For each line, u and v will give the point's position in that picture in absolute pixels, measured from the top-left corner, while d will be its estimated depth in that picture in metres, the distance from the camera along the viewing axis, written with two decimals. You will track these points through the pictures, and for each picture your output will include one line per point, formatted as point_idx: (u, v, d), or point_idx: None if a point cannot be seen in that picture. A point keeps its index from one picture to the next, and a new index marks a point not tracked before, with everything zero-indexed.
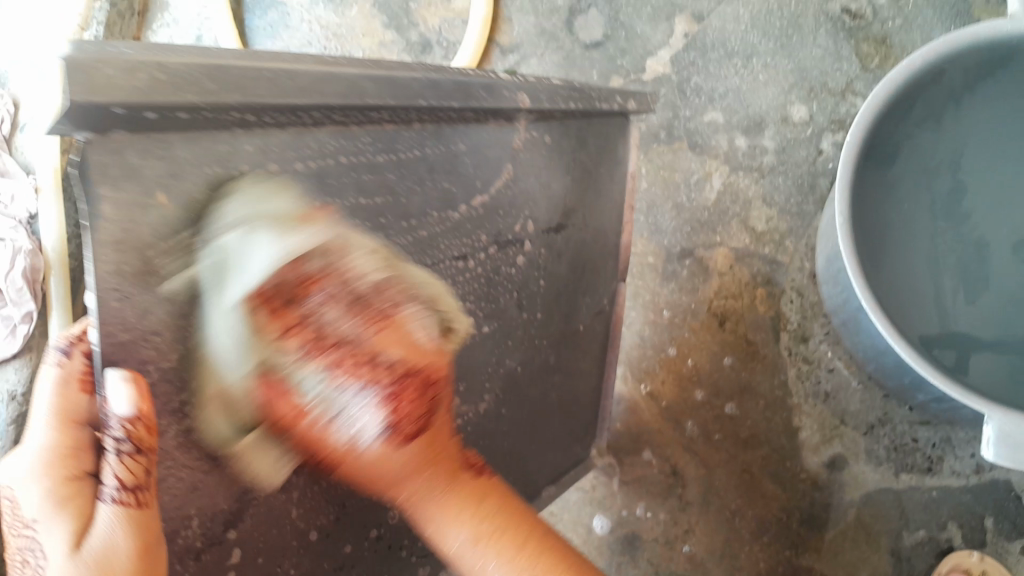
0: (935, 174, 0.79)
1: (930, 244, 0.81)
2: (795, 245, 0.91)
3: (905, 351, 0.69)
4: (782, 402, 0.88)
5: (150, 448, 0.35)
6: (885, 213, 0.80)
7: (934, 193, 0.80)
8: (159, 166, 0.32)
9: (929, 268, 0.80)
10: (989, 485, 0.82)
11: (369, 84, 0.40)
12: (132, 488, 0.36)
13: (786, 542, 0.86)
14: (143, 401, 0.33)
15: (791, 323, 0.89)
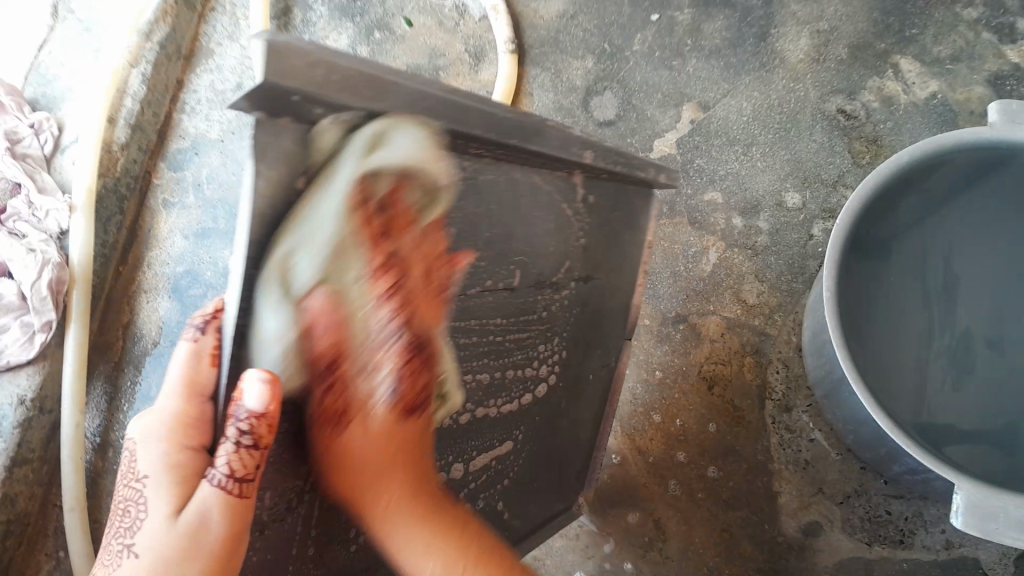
0: (910, 272, 0.86)
1: (908, 337, 0.86)
2: (783, 320, 0.97)
3: (883, 421, 0.73)
4: (763, 466, 0.92)
5: (264, 446, 0.44)
6: (867, 306, 0.86)
7: (912, 290, 0.87)
8: (292, 142, 0.40)
9: (909, 359, 0.85)
10: (958, 561, 0.85)
11: (456, 108, 0.48)
12: (237, 478, 0.44)
13: None
14: (271, 401, 0.42)
15: (776, 392, 0.94)
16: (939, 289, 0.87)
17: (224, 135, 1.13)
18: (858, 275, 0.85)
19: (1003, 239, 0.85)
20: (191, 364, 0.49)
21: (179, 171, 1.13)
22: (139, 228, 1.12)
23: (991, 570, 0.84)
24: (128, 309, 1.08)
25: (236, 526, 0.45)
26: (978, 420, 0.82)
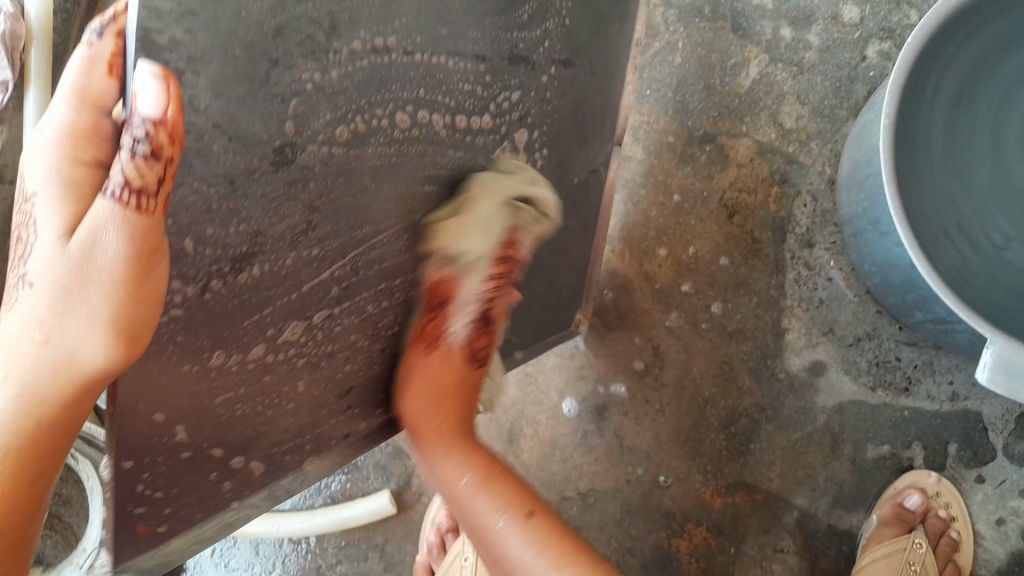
0: (947, 117, 0.75)
1: (927, 192, 0.74)
2: (820, 148, 0.88)
3: (925, 266, 0.66)
4: (774, 302, 0.87)
5: (170, 156, 0.34)
6: (906, 159, 0.72)
7: (930, 140, 0.74)
8: None
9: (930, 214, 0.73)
10: (960, 414, 0.83)
11: None
12: (134, 194, 0.34)
13: (752, 437, 0.86)
14: (173, 105, 0.32)
15: (799, 226, 0.88)
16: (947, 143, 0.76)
17: None
18: (906, 120, 0.71)
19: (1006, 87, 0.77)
20: (84, 69, 0.37)
21: None
22: None
23: (991, 425, 0.83)
24: None
25: (142, 252, 0.36)
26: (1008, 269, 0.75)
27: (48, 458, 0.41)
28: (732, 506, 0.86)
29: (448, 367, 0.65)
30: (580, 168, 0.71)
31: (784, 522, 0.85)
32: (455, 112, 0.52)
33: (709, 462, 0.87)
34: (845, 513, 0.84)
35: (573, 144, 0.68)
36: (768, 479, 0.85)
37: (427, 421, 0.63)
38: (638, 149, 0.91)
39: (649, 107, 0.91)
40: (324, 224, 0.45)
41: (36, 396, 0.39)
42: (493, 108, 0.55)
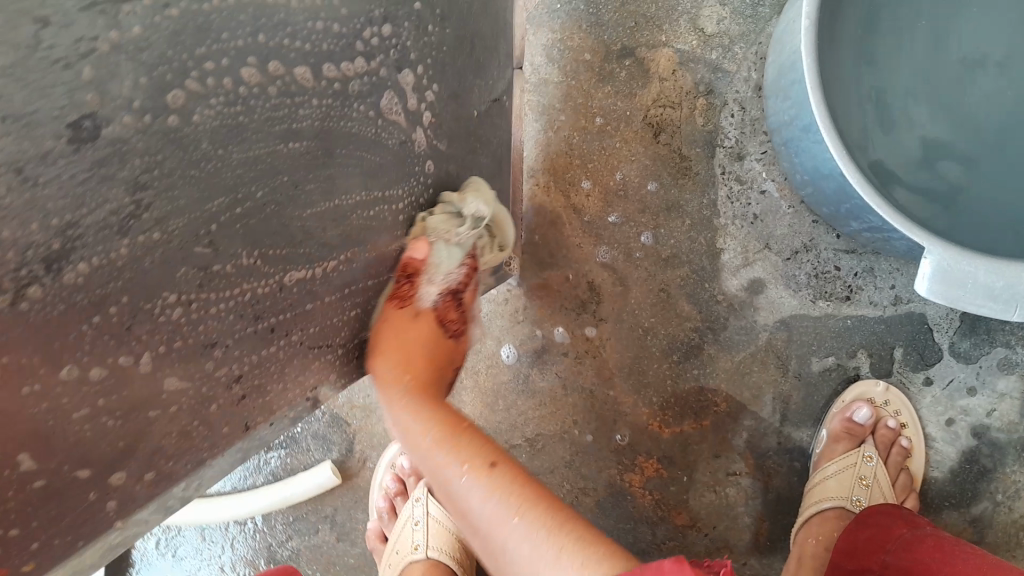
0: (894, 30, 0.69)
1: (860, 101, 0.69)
2: (744, 52, 0.83)
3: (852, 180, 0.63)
4: (707, 222, 0.83)
5: None
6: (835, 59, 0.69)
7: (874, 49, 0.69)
8: None
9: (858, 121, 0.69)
10: (905, 317, 0.81)
11: None
12: None
13: (695, 363, 0.83)
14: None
15: (728, 139, 0.83)
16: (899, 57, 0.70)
17: None
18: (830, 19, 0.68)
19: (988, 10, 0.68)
20: None
21: None
22: None
23: (936, 325, 0.80)
24: None
25: None
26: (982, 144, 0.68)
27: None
28: (682, 435, 0.83)
29: (428, 324, 0.67)
30: (481, 99, 0.68)
31: (734, 445, 0.83)
32: (318, 55, 0.45)
33: (654, 394, 0.84)
34: (794, 431, 0.82)
35: (458, 72, 0.63)
36: (715, 403, 0.83)
37: (391, 364, 0.62)
38: (554, 72, 0.85)
39: (561, 24, 0.84)
40: (158, 205, 0.38)
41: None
42: (357, 46, 0.49)
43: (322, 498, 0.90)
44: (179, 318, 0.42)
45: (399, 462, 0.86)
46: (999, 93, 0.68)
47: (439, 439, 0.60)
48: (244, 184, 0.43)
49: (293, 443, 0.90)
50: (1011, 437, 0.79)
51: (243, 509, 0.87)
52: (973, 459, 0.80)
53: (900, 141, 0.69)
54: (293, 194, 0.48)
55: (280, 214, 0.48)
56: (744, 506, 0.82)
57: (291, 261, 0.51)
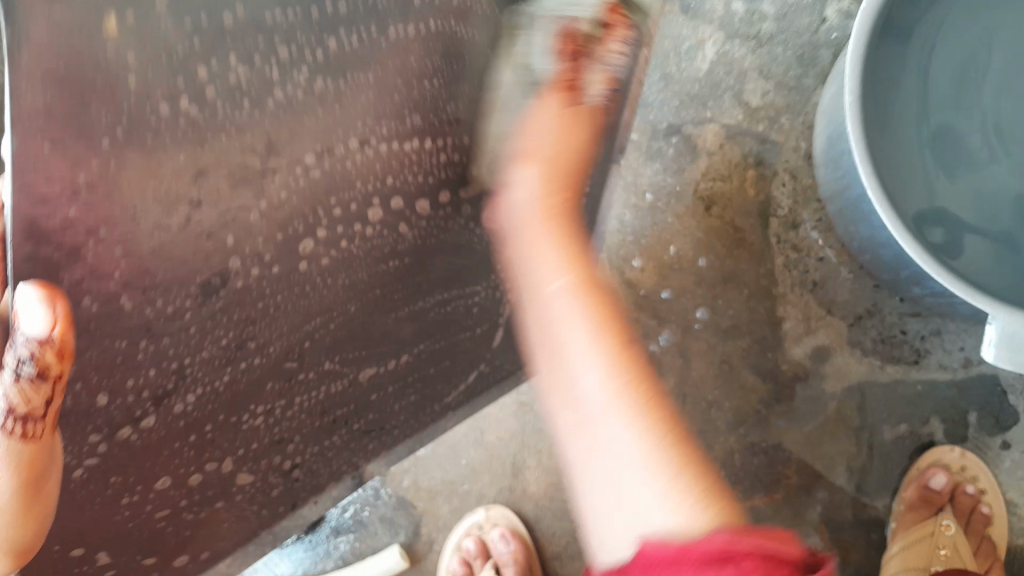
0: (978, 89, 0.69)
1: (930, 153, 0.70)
2: (791, 124, 0.84)
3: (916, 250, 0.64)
4: (766, 291, 0.83)
5: None
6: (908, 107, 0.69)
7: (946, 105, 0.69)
8: None
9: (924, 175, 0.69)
10: (977, 380, 0.79)
11: None
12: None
13: (766, 435, 0.81)
14: (60, 323, 0.36)
15: (781, 208, 0.83)
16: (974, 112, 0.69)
17: None
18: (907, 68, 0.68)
19: None
20: None
21: None
22: None
23: (1010, 388, 0.79)
24: None
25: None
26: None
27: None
28: (753, 510, 0.81)
29: (564, 122, 0.57)
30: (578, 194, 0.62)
31: (807, 519, 0.80)
32: (422, 193, 0.52)
33: (722, 468, 0.81)
34: (871, 501, 0.80)
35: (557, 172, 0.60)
36: (786, 475, 0.81)
37: (553, 153, 0.57)
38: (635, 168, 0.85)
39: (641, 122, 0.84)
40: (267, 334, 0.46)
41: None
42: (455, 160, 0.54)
43: None
44: (260, 425, 0.50)
45: (466, 547, 0.82)
46: None
47: (606, 358, 0.53)
48: (335, 302, 0.49)
49: (361, 528, 0.85)
50: None
51: None
52: None
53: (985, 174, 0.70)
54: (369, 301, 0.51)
55: (360, 323, 0.52)
56: None
57: (381, 373, 0.56)
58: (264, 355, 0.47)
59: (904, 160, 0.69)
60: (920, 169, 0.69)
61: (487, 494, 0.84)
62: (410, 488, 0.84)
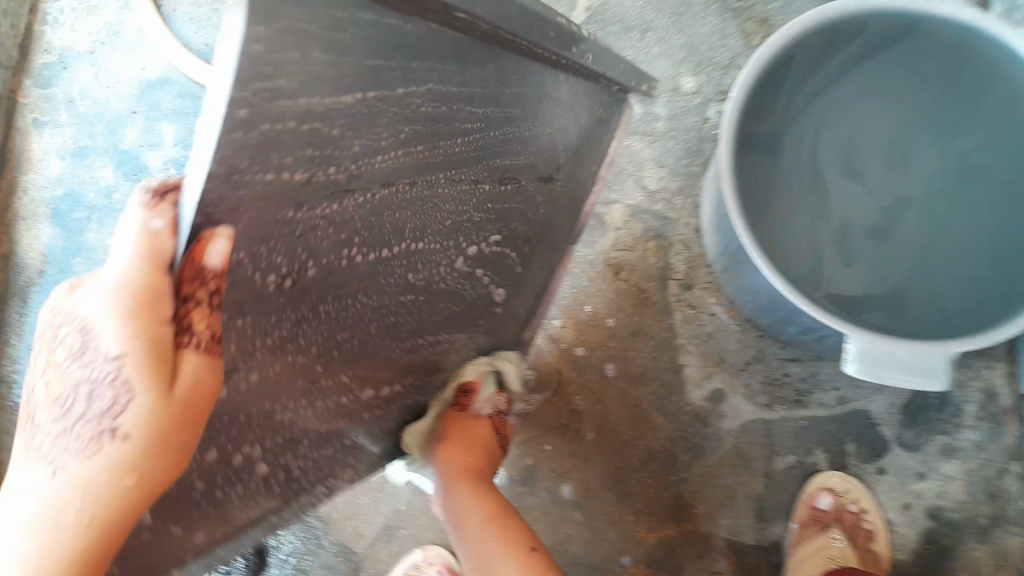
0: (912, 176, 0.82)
1: (853, 218, 0.83)
2: (683, 203, 0.99)
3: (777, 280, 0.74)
4: (669, 343, 0.95)
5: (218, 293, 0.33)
6: (827, 177, 0.84)
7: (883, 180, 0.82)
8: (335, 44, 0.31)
9: (842, 233, 0.83)
10: (850, 415, 0.92)
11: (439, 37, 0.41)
12: (203, 351, 0.34)
13: (674, 469, 0.91)
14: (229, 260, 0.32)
15: (678, 272, 0.97)
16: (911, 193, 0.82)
17: (96, 44, 1.01)
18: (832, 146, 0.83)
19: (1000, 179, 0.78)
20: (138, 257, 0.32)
21: (48, 89, 1.01)
22: (8, 150, 1.02)
23: (880, 419, 0.92)
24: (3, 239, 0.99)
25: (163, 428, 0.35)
26: (955, 232, 0.80)
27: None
28: (666, 539, 0.89)
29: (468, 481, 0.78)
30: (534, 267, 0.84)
31: (714, 545, 0.89)
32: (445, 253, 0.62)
33: (637, 501, 0.90)
34: (770, 524, 0.90)
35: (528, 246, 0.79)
36: (693, 505, 0.90)
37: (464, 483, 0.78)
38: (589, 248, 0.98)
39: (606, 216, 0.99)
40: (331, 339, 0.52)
41: (68, 537, 0.33)
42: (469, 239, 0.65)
43: None
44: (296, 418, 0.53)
45: None
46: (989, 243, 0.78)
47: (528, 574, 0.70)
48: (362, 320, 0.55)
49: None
50: (962, 517, 0.90)
51: None
52: (932, 539, 0.90)
53: (907, 244, 0.82)
54: (386, 308, 0.58)
55: (374, 344, 0.59)
56: None
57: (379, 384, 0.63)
58: (311, 351, 0.50)
59: (817, 229, 0.83)
60: (841, 227, 0.83)
61: (423, 535, 0.88)
62: (352, 534, 0.88)
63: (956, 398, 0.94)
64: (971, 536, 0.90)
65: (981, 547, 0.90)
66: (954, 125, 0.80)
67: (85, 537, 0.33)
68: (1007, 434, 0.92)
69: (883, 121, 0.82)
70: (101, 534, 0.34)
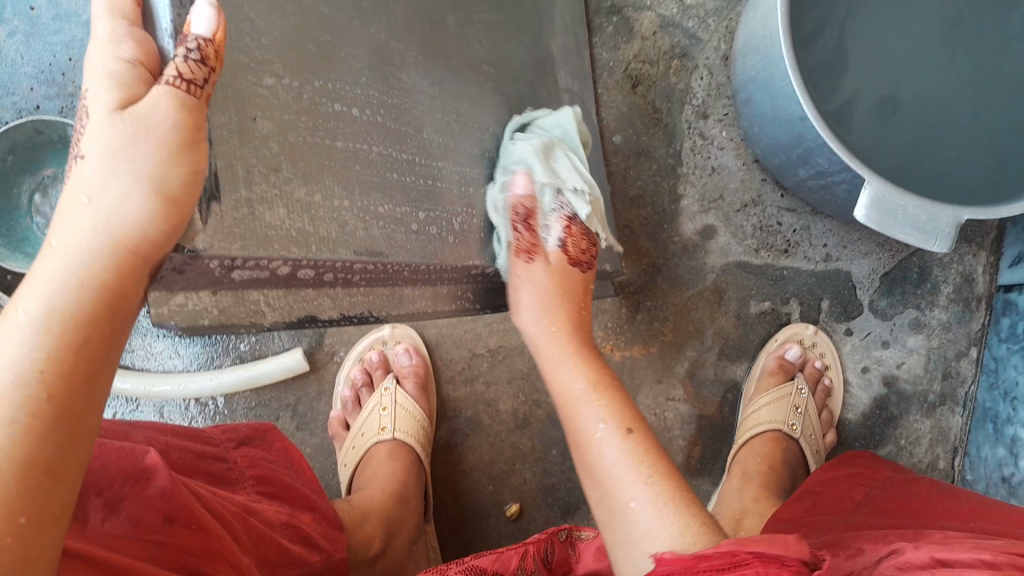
0: (947, 54, 0.80)
1: (887, 66, 0.80)
2: (716, 26, 0.93)
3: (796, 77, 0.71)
4: (671, 170, 0.92)
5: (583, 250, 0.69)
6: (892, 17, 0.81)
7: (935, 46, 0.80)
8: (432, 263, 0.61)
9: (868, 71, 0.80)
10: (832, 273, 0.93)
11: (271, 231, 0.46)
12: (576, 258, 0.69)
13: (649, 294, 0.91)
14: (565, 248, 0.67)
15: (696, 98, 0.93)
16: (959, 65, 0.80)
17: None
18: None
19: (1014, 99, 0.79)
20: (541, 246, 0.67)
21: None
22: None
23: (859, 283, 0.93)
24: None
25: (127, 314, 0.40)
26: (993, 110, 0.79)
27: (105, 323, 0.38)
28: (630, 358, 0.91)
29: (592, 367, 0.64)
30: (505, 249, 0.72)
31: (675, 372, 0.91)
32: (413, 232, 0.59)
33: (610, 319, 0.91)
34: (731, 364, 0.92)
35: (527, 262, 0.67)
36: (663, 333, 0.91)
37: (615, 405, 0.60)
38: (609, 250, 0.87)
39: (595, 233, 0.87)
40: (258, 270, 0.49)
41: (89, 289, 0.38)
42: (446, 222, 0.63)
43: (274, 397, 0.84)
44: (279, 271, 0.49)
45: (369, 356, 0.86)
46: (983, 146, 0.79)
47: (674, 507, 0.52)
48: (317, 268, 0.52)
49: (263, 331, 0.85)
50: (914, 388, 0.93)
51: (191, 391, 0.81)
52: (881, 405, 0.93)
53: (923, 118, 0.80)
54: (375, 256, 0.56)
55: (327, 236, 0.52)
56: (679, 429, 0.90)
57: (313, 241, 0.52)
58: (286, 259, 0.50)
59: (857, 61, 0.81)
60: (879, 70, 0.80)
61: None
62: None
63: (937, 276, 0.94)
64: (917, 409, 0.93)
65: (924, 420, 0.93)
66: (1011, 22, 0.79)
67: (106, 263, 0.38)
68: (974, 319, 0.94)
69: None
70: (141, 240, 0.39)
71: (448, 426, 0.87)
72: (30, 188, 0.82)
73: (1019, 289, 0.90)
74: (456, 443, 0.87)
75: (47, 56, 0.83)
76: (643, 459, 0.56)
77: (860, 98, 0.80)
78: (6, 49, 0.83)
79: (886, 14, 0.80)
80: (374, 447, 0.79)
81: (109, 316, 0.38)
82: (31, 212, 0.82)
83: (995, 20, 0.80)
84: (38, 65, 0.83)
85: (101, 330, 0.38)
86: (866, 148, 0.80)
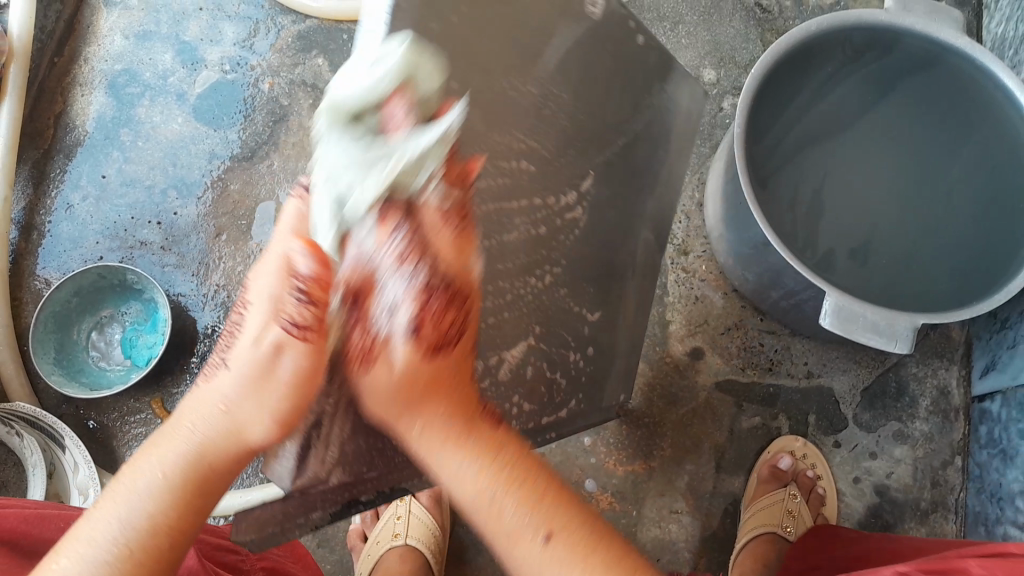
0: (899, 189, 0.93)
1: (853, 210, 0.93)
2: (689, 179, 1.08)
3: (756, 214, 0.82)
4: (658, 299, 1.02)
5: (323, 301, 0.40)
6: (843, 169, 0.94)
7: (890, 184, 0.93)
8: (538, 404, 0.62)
9: (836, 216, 0.93)
10: (816, 389, 1.00)
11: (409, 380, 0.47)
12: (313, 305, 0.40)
13: (647, 412, 0.98)
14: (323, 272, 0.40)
15: (677, 238, 1.05)
16: (910, 199, 0.92)
17: None
18: (849, 148, 0.95)
19: (966, 219, 0.90)
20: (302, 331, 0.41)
21: None
22: (76, 22, 1.04)
23: (842, 398, 1.00)
24: (60, 99, 1.01)
25: (228, 477, 0.44)
26: (952, 232, 0.90)
27: (215, 481, 0.44)
28: (632, 473, 0.96)
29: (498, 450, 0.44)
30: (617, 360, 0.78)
31: (677, 486, 0.96)
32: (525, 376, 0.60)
33: (611, 436, 0.97)
34: (729, 477, 0.97)
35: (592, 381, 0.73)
36: (662, 448, 0.97)
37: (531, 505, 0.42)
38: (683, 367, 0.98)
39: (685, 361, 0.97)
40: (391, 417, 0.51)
41: (198, 456, 0.43)
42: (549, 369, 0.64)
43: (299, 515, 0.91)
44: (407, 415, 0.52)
45: None
46: (956, 264, 0.89)
47: None
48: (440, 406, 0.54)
49: None
50: (906, 497, 0.97)
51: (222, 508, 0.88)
52: (877, 514, 0.97)
53: (895, 248, 0.91)
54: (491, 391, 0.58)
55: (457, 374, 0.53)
56: (684, 541, 0.95)
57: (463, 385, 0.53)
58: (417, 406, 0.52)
59: (824, 210, 0.93)
60: (847, 213, 0.93)
61: None
62: None
63: (914, 389, 1.01)
64: (912, 516, 0.97)
65: (920, 528, 0.96)
66: (943, 159, 0.92)
67: (222, 440, 0.43)
68: (954, 429, 1.00)
69: (893, 139, 0.94)
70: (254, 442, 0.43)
71: (461, 543, 0.92)
72: (88, 326, 0.92)
73: (991, 397, 0.97)
74: (469, 558, 0.91)
75: (113, 216, 0.97)
76: (579, 559, 0.42)
77: (838, 245, 0.92)
78: (79, 210, 0.97)
79: (837, 165, 0.94)
80: (386, 553, 0.84)
81: (216, 476, 0.44)
82: (87, 347, 0.92)
83: (944, 156, 0.92)
84: (104, 223, 0.97)
85: (206, 485, 0.43)
86: (857, 285, 0.90)
